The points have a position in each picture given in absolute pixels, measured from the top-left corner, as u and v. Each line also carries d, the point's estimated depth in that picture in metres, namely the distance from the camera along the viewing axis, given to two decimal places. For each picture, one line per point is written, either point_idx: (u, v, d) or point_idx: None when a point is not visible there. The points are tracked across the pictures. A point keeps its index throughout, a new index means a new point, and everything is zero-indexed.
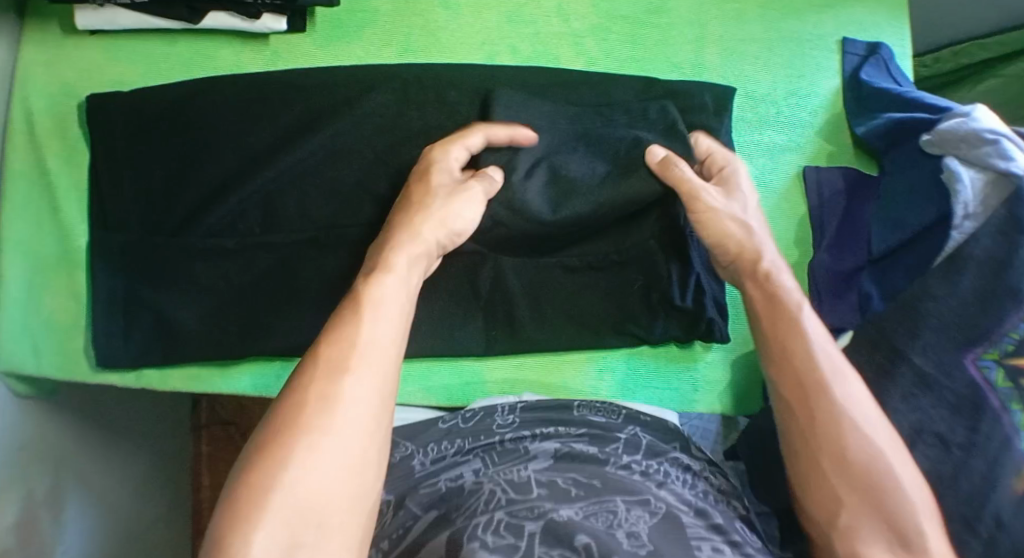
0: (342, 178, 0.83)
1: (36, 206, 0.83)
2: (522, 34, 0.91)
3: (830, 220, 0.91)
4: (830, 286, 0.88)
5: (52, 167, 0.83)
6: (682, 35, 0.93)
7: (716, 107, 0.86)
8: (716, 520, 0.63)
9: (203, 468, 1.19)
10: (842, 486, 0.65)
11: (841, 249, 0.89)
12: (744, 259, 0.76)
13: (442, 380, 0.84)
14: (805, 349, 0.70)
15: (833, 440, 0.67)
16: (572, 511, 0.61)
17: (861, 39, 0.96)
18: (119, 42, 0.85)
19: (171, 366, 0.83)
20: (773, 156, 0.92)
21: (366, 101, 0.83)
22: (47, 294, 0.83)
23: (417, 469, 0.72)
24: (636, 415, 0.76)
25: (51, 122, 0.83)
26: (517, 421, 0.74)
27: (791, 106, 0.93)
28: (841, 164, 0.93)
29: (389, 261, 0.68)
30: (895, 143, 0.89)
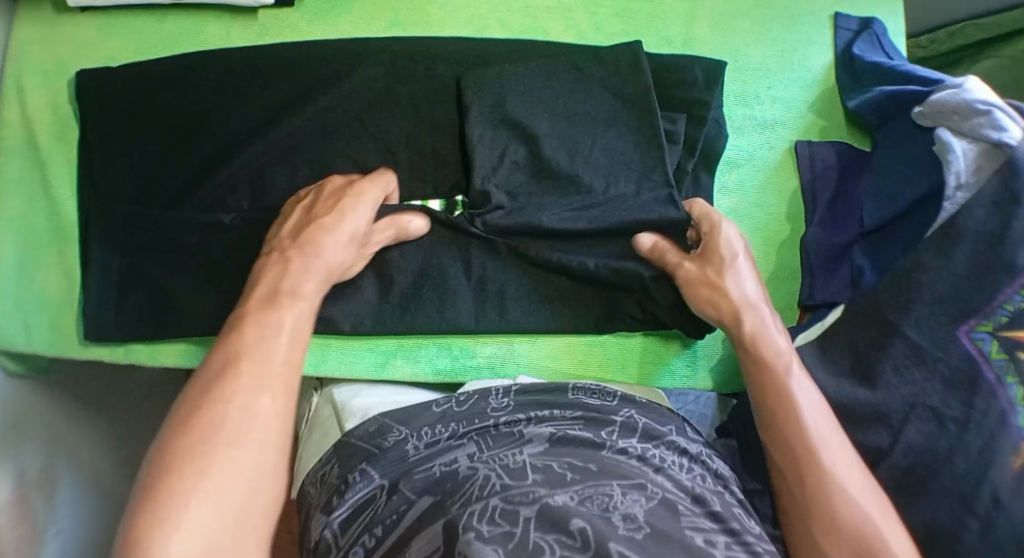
0: (332, 157, 0.82)
1: (27, 182, 0.82)
2: (511, 8, 0.89)
3: (824, 196, 0.90)
4: (823, 261, 0.87)
5: (43, 144, 0.82)
6: (676, 9, 0.92)
7: (707, 82, 0.86)
8: (714, 507, 0.63)
9: None
10: (831, 546, 0.66)
11: (834, 223, 0.89)
12: (734, 315, 0.77)
13: (433, 356, 0.83)
14: (796, 418, 0.70)
15: (829, 496, 0.67)
16: (567, 497, 0.60)
17: (853, 15, 0.95)
18: (108, 17, 0.84)
19: (159, 341, 0.82)
20: (765, 131, 0.92)
21: (355, 75, 0.82)
22: (38, 271, 0.82)
23: (411, 452, 0.70)
24: (631, 398, 0.76)
25: (41, 97, 0.83)
26: (511, 405, 0.74)
27: (784, 81, 0.93)
28: (833, 139, 0.93)
29: (298, 287, 0.72)
30: (889, 118, 0.88)
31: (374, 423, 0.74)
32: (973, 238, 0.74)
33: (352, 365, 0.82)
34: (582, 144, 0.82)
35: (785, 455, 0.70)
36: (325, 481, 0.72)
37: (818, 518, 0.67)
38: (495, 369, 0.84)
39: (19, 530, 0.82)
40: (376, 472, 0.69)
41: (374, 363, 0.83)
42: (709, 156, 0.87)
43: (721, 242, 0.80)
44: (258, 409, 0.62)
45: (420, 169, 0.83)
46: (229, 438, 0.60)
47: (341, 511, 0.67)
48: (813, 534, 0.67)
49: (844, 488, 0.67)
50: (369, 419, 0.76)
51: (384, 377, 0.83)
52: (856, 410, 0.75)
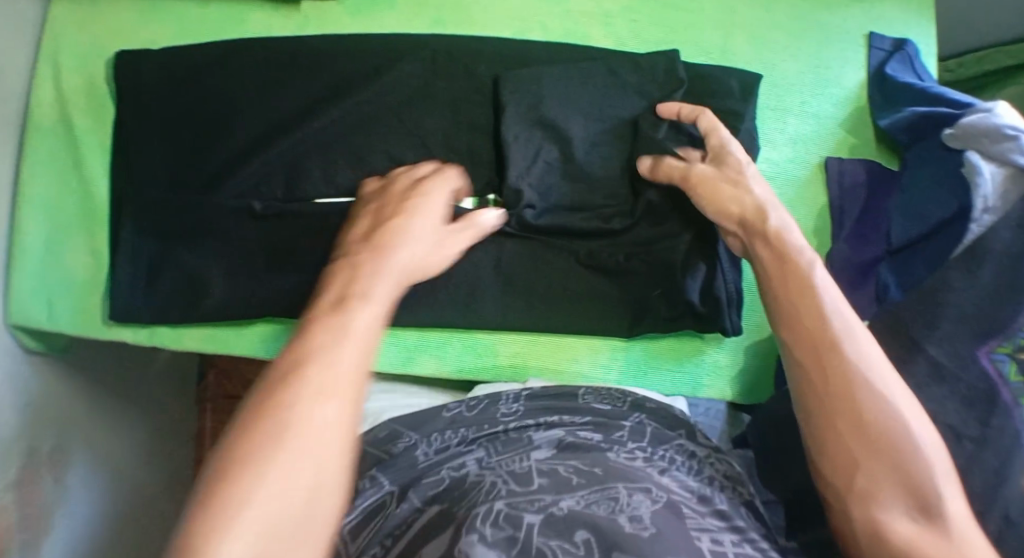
0: (364, 149, 0.82)
1: (59, 161, 0.84)
2: (550, 11, 0.89)
3: (851, 212, 0.89)
4: (847, 276, 0.86)
5: (78, 123, 0.83)
6: (712, 20, 0.91)
7: (742, 93, 0.86)
8: (720, 509, 0.63)
9: (207, 441, 1.20)
10: (858, 447, 0.64)
11: (860, 240, 0.88)
12: (756, 212, 0.75)
13: (454, 353, 0.84)
14: (818, 313, 0.69)
15: (856, 391, 0.65)
16: (573, 502, 0.60)
17: (888, 35, 0.94)
18: (150, 3, 0.86)
19: (185, 326, 0.83)
20: (796, 146, 0.91)
21: (395, 71, 0.83)
22: (66, 250, 0.83)
23: (421, 459, 0.71)
24: (641, 402, 0.75)
25: (79, 78, 0.84)
26: (522, 410, 0.74)
27: (817, 97, 0.92)
28: (863, 157, 0.92)
29: (367, 288, 0.67)
30: (920, 137, 0.87)
31: (384, 429, 0.74)
32: (997, 260, 0.73)
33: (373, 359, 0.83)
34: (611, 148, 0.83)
35: (810, 351, 0.68)
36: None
37: (842, 416, 0.65)
38: (515, 370, 0.84)
39: (26, 506, 0.83)
40: (386, 477, 0.69)
41: (398, 357, 0.83)
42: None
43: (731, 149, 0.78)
44: (304, 416, 0.58)
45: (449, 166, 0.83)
46: (269, 452, 0.56)
47: (351, 518, 0.67)
48: (839, 429, 0.65)
49: (874, 384, 0.65)
50: (378, 425, 0.75)
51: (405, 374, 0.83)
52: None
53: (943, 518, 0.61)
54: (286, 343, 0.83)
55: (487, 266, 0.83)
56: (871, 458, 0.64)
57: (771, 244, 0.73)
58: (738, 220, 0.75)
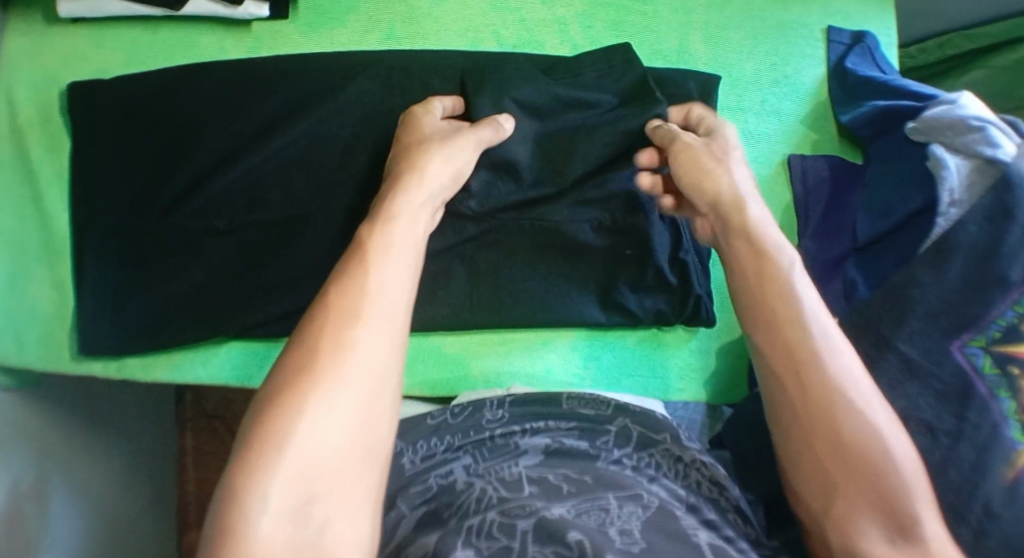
0: (327, 166, 0.82)
1: (18, 195, 0.83)
2: (505, 21, 0.90)
3: (815, 209, 0.91)
4: (817, 273, 0.87)
5: (35, 156, 0.82)
6: (668, 23, 0.93)
7: (701, 95, 0.87)
8: (708, 516, 0.63)
9: (188, 463, 1.18)
10: (834, 467, 0.60)
11: (827, 235, 0.89)
12: (730, 204, 0.71)
13: (427, 369, 0.84)
14: (794, 319, 0.64)
15: (833, 410, 0.61)
16: (564, 509, 0.60)
17: (846, 28, 0.96)
18: (101, 30, 0.85)
19: (154, 353, 0.82)
20: (758, 144, 0.93)
21: (352, 87, 0.83)
22: (30, 285, 0.82)
23: (407, 466, 0.71)
24: (625, 406, 0.75)
25: (34, 111, 0.83)
26: (506, 416, 0.75)
27: (777, 94, 0.94)
28: (826, 152, 0.94)
29: (394, 210, 0.67)
30: (882, 131, 0.89)
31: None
32: (966, 252, 0.75)
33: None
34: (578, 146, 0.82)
35: (788, 361, 0.63)
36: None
37: (819, 432, 0.61)
38: (489, 382, 0.85)
39: (13, 541, 0.81)
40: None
41: None
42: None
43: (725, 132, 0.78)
44: (359, 344, 0.56)
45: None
46: (318, 376, 0.54)
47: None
48: (814, 450, 0.61)
49: (851, 401, 0.61)
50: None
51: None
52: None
53: (921, 543, 0.57)
54: (247, 368, 0.83)
55: (461, 277, 0.84)
56: (848, 478, 0.59)
57: (743, 241, 0.69)
58: (715, 214, 0.72)
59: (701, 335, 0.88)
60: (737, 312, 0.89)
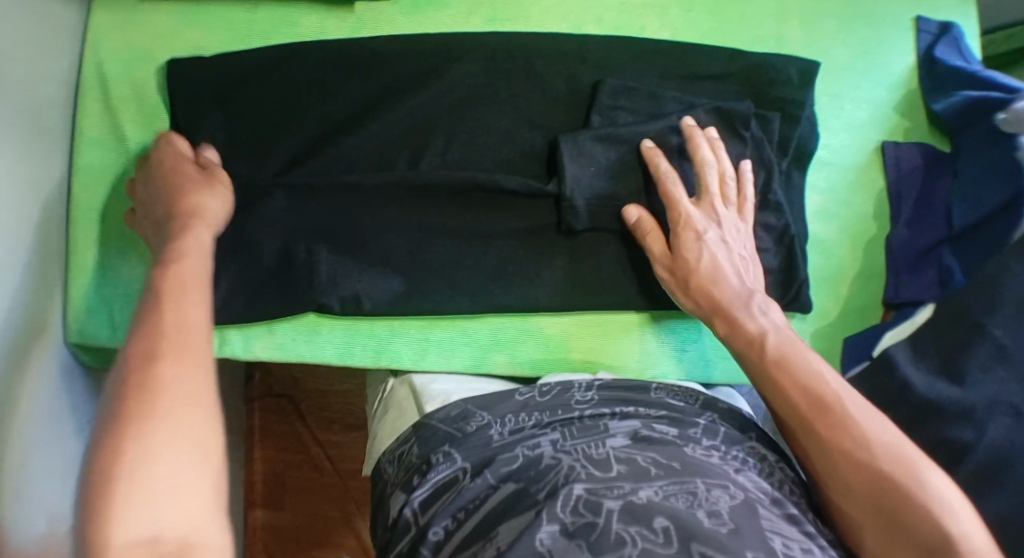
0: (427, 147, 0.88)
1: (112, 171, 0.87)
2: (607, 4, 0.96)
3: (907, 194, 0.99)
4: (908, 262, 0.97)
5: (130, 135, 0.87)
6: (763, 12, 0.98)
7: (801, 81, 0.95)
8: (792, 511, 0.62)
9: (256, 440, 1.23)
10: (864, 504, 0.65)
11: (920, 224, 0.98)
12: (712, 299, 0.82)
13: (530, 351, 0.90)
14: (790, 385, 0.72)
15: (851, 452, 0.67)
16: (652, 491, 0.59)
17: (933, 18, 1.02)
18: (198, 8, 0.89)
19: (253, 335, 0.87)
20: (853, 133, 1.00)
21: (452, 69, 0.89)
22: (126, 261, 0.87)
23: (495, 438, 0.71)
24: (713, 404, 0.76)
25: (127, 88, 0.87)
26: (595, 399, 0.75)
27: (869, 84, 1.01)
28: (916, 139, 1.01)
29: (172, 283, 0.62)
30: (970, 121, 0.96)
31: (456, 408, 0.76)
32: None
33: (447, 360, 0.89)
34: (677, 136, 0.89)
35: (791, 418, 0.71)
36: (404, 460, 0.74)
37: (846, 472, 0.66)
38: (588, 364, 0.91)
39: None
40: (459, 454, 0.70)
41: (473, 358, 0.89)
42: (800, 155, 0.97)
43: (687, 215, 0.85)
44: (194, 421, 0.53)
45: (512, 163, 0.90)
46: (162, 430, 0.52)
47: (422, 491, 0.69)
48: (848, 485, 0.66)
49: (867, 441, 0.66)
50: (451, 405, 0.77)
51: (482, 369, 0.89)
52: (940, 408, 0.78)
53: None
54: (351, 347, 0.88)
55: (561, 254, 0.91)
56: (877, 515, 0.64)
57: (729, 324, 0.80)
58: (702, 307, 0.83)
59: (797, 320, 0.97)
60: (833, 297, 0.98)
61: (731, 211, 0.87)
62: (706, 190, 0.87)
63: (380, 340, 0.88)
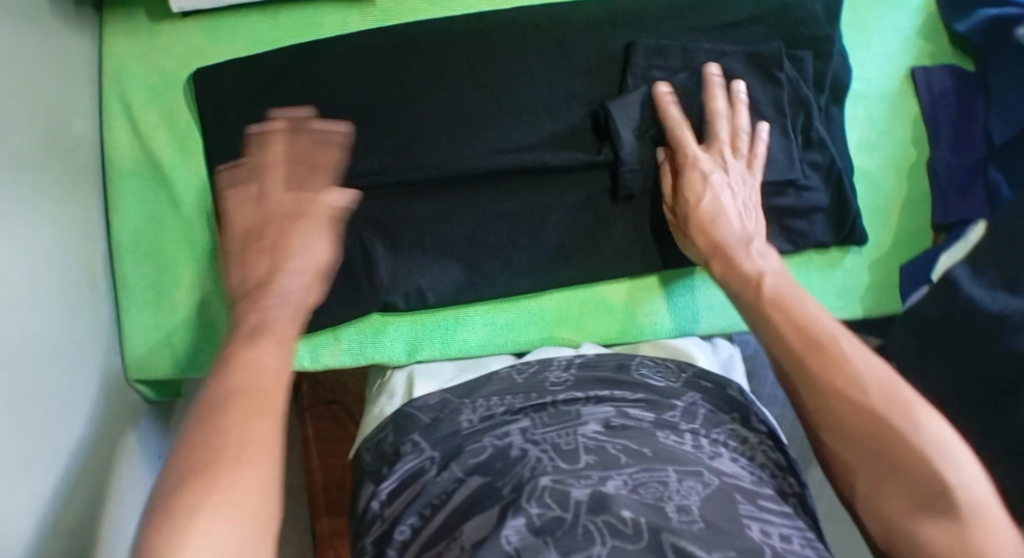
0: (464, 133, 0.88)
1: (152, 200, 0.89)
2: None
3: (943, 119, 0.95)
4: (953, 182, 0.93)
5: (166, 159, 0.89)
6: None
7: (828, 15, 0.92)
8: (769, 494, 0.62)
9: (312, 448, 1.25)
10: (861, 449, 0.64)
11: (959, 146, 0.94)
12: (711, 243, 0.82)
13: (597, 320, 0.91)
14: (786, 325, 0.72)
15: (847, 393, 0.65)
16: (620, 482, 0.60)
17: None
18: (218, 20, 0.90)
19: (324, 343, 0.88)
20: (886, 63, 0.96)
21: (474, 50, 0.89)
22: (178, 287, 0.89)
23: (465, 426, 0.71)
24: (696, 381, 0.74)
25: (154, 114, 0.89)
26: (571, 380, 0.74)
27: (893, 11, 0.97)
28: (942, 63, 0.97)
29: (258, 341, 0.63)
30: (994, 40, 0.91)
31: (435, 397, 0.75)
32: None
33: (515, 340, 0.90)
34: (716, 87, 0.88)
35: (787, 359, 0.70)
36: (381, 448, 0.73)
37: (845, 417, 0.65)
38: (657, 325, 0.91)
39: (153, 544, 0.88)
40: (427, 444, 0.70)
41: (542, 334, 0.90)
42: (836, 91, 0.94)
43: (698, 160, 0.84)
44: (256, 503, 0.53)
45: (558, 137, 0.90)
46: (220, 510, 0.51)
47: (389, 482, 0.69)
48: (842, 426, 0.65)
49: (864, 383, 0.65)
50: (431, 394, 0.76)
51: (553, 344, 0.90)
52: (1008, 321, 0.75)
53: (960, 508, 0.58)
54: (418, 341, 0.89)
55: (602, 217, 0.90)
56: (872, 458, 0.63)
57: (727, 266, 0.80)
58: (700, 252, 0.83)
59: (853, 254, 0.94)
60: (885, 229, 0.95)
61: (738, 163, 0.86)
62: (717, 138, 0.86)
63: (446, 330, 0.89)
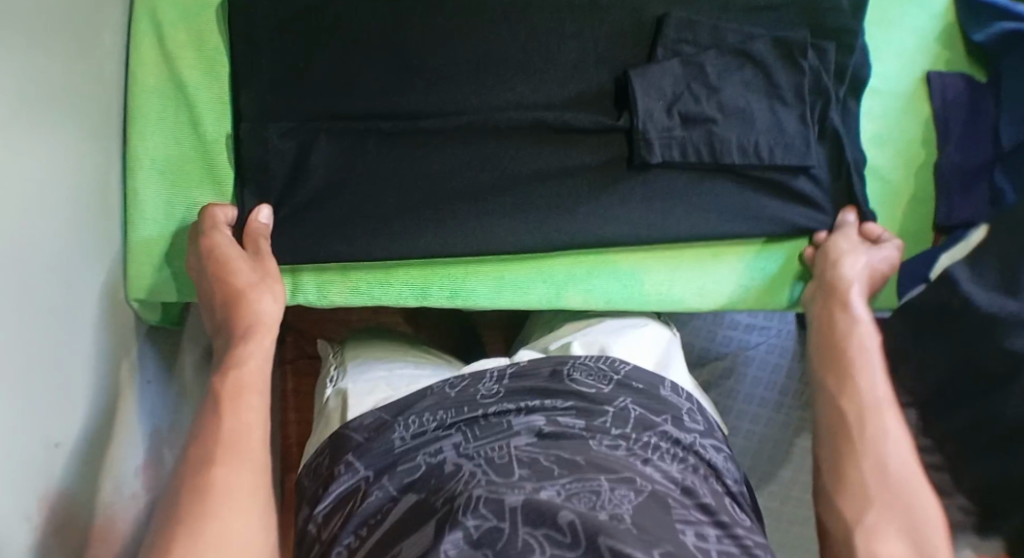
0: (484, 89, 0.89)
1: (172, 119, 0.90)
2: None
3: (955, 119, 0.94)
4: (958, 181, 0.93)
5: (189, 81, 0.90)
6: None
7: (853, 8, 0.91)
8: (703, 499, 0.62)
9: (290, 403, 1.21)
10: (870, 483, 0.65)
11: (971, 145, 0.94)
12: (834, 299, 0.84)
13: (603, 285, 0.91)
14: (864, 374, 0.74)
15: (882, 441, 0.68)
16: (553, 492, 0.58)
17: None
18: None
19: (328, 282, 0.90)
20: (902, 58, 0.96)
21: (505, 10, 0.89)
22: (186, 209, 0.90)
23: (397, 443, 0.68)
24: (627, 383, 0.72)
25: (183, 36, 0.90)
26: (501, 393, 0.71)
27: (909, 13, 0.97)
28: (955, 71, 0.97)
29: (241, 357, 0.72)
30: (1013, 46, 0.90)
31: (371, 416, 0.72)
32: None
33: (523, 297, 0.91)
34: (738, 63, 0.89)
35: (840, 397, 0.73)
36: (318, 471, 0.71)
37: (868, 457, 0.67)
38: (661, 294, 0.92)
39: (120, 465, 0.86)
40: (360, 463, 0.67)
41: (548, 293, 0.91)
42: (856, 83, 0.94)
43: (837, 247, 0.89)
44: (248, 519, 0.60)
45: (582, 98, 0.91)
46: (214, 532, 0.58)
47: (325, 504, 0.66)
48: (858, 465, 0.67)
49: (898, 441, 0.68)
50: (366, 413, 0.73)
51: (557, 304, 0.91)
52: (997, 324, 0.75)
53: None
54: (426, 288, 0.90)
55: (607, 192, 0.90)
56: (880, 497, 0.64)
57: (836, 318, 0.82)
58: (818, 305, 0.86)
59: None
60: (887, 222, 0.95)
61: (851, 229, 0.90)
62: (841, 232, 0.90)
63: (457, 280, 0.90)
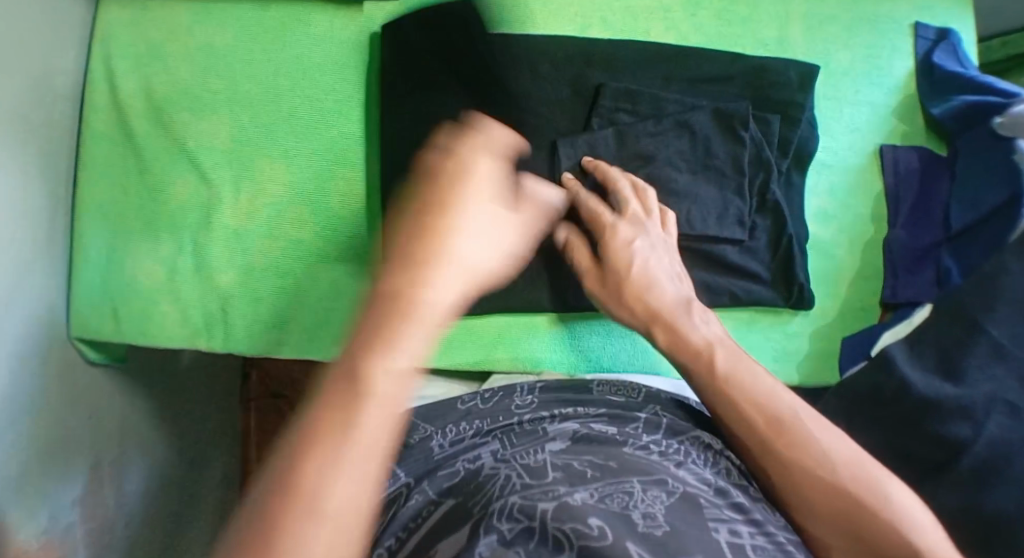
0: None
1: (119, 169, 0.88)
2: (613, 7, 0.97)
3: (906, 196, 0.99)
4: (906, 260, 0.97)
5: (138, 130, 0.88)
6: (767, 14, 0.99)
7: (800, 83, 0.95)
8: (736, 501, 0.63)
9: (251, 440, 1.23)
10: (836, 519, 0.64)
11: (918, 224, 0.98)
12: (653, 312, 0.79)
13: (531, 348, 0.91)
14: (740, 395, 0.70)
15: (813, 467, 0.65)
16: (586, 494, 0.61)
17: (932, 24, 1.03)
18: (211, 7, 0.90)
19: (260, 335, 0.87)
20: (852, 135, 1.00)
21: None
22: (129, 261, 0.87)
23: (435, 450, 0.73)
24: (654, 395, 0.77)
25: (134, 85, 0.88)
26: (534, 402, 0.77)
27: (869, 86, 1.01)
28: (914, 144, 1.02)
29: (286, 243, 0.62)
30: (970, 125, 0.96)
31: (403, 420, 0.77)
32: None
33: (451, 356, 0.90)
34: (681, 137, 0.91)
35: (741, 429, 0.69)
36: None
37: (815, 491, 0.65)
38: (589, 360, 0.92)
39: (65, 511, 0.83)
40: (401, 470, 0.71)
41: (475, 356, 0.90)
42: (800, 158, 0.96)
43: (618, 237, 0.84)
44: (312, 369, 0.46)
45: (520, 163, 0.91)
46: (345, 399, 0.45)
47: None
48: (812, 501, 0.65)
49: (830, 455, 0.66)
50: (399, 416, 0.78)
51: (486, 366, 0.90)
52: (940, 406, 0.77)
53: None
54: None
55: (537, 255, 0.91)
56: (851, 532, 0.63)
57: (671, 334, 0.77)
58: (646, 318, 0.80)
59: (801, 319, 0.96)
60: (832, 298, 0.97)
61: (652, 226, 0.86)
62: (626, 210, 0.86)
63: None
